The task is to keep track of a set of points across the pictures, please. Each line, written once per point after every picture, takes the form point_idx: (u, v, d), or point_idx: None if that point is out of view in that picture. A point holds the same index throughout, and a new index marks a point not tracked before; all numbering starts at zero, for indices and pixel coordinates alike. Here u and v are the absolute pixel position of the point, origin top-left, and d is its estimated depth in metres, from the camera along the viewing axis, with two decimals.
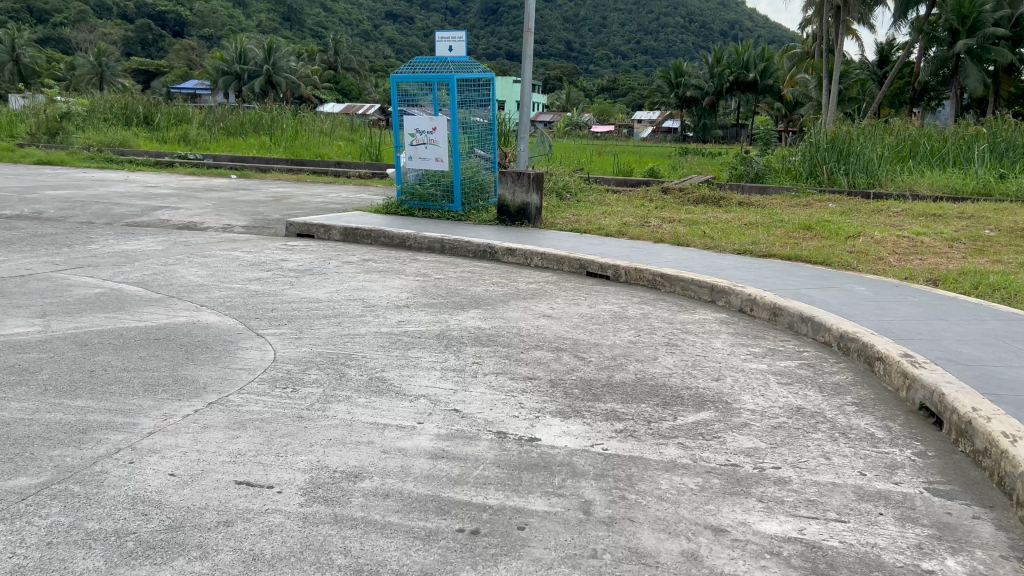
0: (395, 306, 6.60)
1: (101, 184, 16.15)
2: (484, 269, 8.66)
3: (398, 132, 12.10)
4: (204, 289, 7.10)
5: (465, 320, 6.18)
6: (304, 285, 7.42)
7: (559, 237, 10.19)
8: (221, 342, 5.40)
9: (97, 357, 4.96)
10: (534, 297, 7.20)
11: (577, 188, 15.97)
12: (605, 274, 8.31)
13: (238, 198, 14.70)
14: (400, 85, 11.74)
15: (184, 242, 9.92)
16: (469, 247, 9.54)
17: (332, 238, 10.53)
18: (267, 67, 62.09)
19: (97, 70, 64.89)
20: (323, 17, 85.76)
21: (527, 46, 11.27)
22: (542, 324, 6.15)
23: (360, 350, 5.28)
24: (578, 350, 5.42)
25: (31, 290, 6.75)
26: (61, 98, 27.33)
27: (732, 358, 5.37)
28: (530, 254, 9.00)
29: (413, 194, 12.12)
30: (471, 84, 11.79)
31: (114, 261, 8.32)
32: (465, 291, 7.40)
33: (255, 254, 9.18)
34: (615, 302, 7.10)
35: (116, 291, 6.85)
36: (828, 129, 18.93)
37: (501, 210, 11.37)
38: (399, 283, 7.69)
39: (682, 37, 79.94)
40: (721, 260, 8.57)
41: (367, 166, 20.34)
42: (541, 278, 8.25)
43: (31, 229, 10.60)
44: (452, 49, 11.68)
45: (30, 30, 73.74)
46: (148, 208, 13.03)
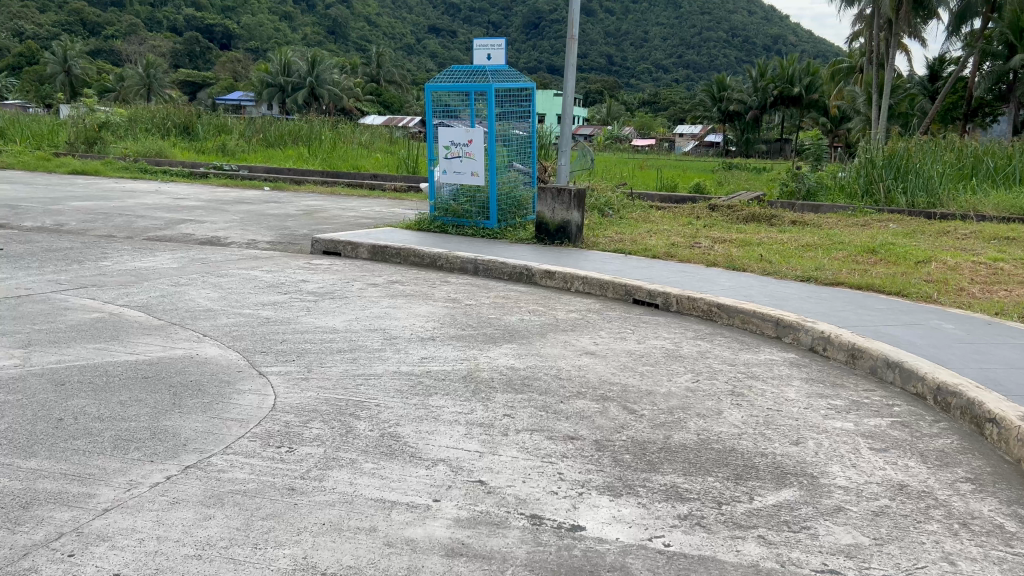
0: (420, 339, 5.87)
1: (130, 195, 15.74)
2: (520, 294, 7.93)
3: (432, 144, 11.45)
4: (212, 314, 6.45)
5: (499, 358, 5.44)
6: (321, 311, 6.74)
7: (602, 258, 9.41)
8: (217, 383, 4.70)
9: (69, 401, 4.27)
10: (577, 329, 6.43)
11: (620, 204, 15.18)
12: (654, 302, 7.51)
13: (266, 211, 14.15)
14: (437, 95, 11.08)
15: (203, 259, 9.33)
16: (504, 269, 8.80)
17: (359, 257, 9.87)
18: (311, 79, 62.39)
19: (144, 81, 65.46)
20: (367, 31, 86.28)
21: (570, 54, 10.43)
22: (586, 364, 5.38)
23: (372, 395, 4.54)
24: (627, 399, 4.63)
25: (22, 315, 6.15)
26: (100, 108, 27.25)
27: (810, 415, 4.54)
28: (570, 278, 8.24)
29: (446, 210, 11.44)
30: (511, 95, 11.08)
31: (122, 281, 7.73)
32: (498, 321, 6.65)
33: (275, 273, 8.55)
34: (667, 337, 6.31)
35: (115, 317, 6.22)
36: (883, 145, 17.90)
37: (539, 228, 10.62)
38: (425, 310, 6.97)
39: (726, 51, 78.75)
40: (784, 287, 7.73)
41: (403, 179, 19.72)
42: (582, 305, 7.47)
43: (47, 243, 10.09)
44: (491, 58, 11.01)
45: (83, 43, 75.38)
46: (172, 221, 12.52)
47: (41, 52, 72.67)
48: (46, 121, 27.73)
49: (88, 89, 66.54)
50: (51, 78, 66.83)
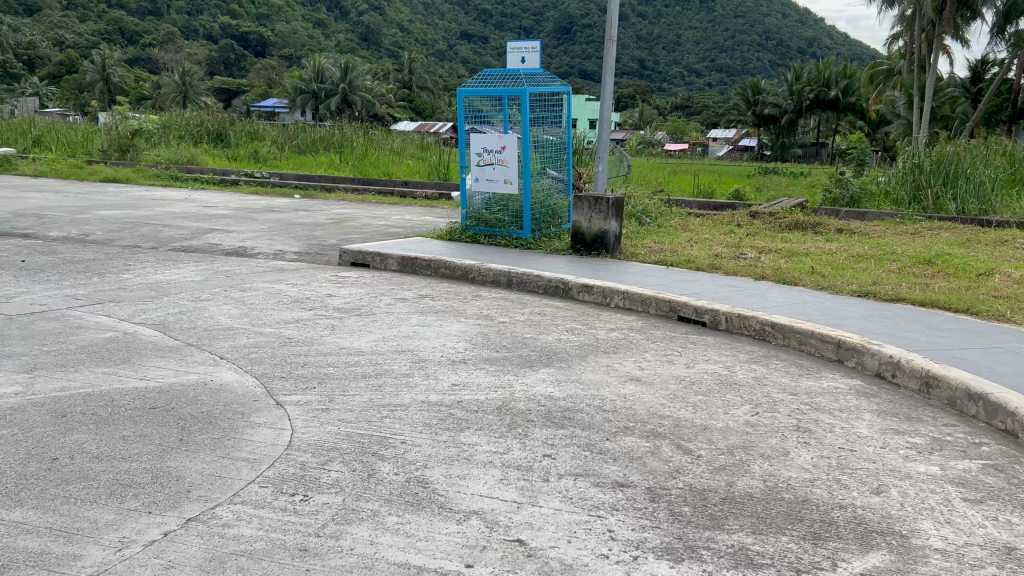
0: (451, 363, 5.44)
1: (159, 203, 15.54)
2: (556, 310, 7.48)
3: (464, 151, 11.06)
4: (231, 333, 6.08)
5: (537, 385, 5.00)
6: (346, 330, 6.33)
7: (643, 271, 8.93)
8: (229, 415, 4.29)
9: (66, 436, 3.89)
10: (621, 351, 5.97)
11: (657, 212, 14.68)
12: (701, 320, 7.03)
13: (295, 219, 13.86)
14: (469, 100, 10.72)
15: (227, 271, 9.01)
16: (539, 283, 8.36)
17: (388, 268, 9.49)
18: (344, 86, 62.53)
19: (180, 89, 65.95)
20: (400, 37, 86.53)
21: (608, 55, 9.97)
22: (632, 393, 4.91)
23: (398, 431, 4.12)
24: (680, 437, 4.17)
25: (32, 334, 5.82)
26: (134, 115, 27.28)
27: (890, 457, 4.05)
28: (610, 293, 7.77)
29: (478, 219, 11.03)
30: (546, 100, 10.66)
31: (141, 296, 7.40)
32: (534, 341, 6.18)
33: (300, 287, 8.18)
34: (718, 360, 5.84)
35: (129, 337, 5.86)
36: (931, 148, 17.18)
37: (576, 239, 10.15)
38: (457, 328, 6.53)
39: (760, 55, 77.66)
40: (842, 305, 7.24)
41: (435, 186, 19.35)
42: (624, 323, 6.99)
43: (70, 254, 9.85)
44: (525, 61, 10.61)
45: (121, 51, 76.37)
46: (200, 230, 12.24)
47: (80, 60, 73.63)
48: (82, 128, 27.83)
49: (126, 96, 67.36)
50: (89, 86, 67.71)
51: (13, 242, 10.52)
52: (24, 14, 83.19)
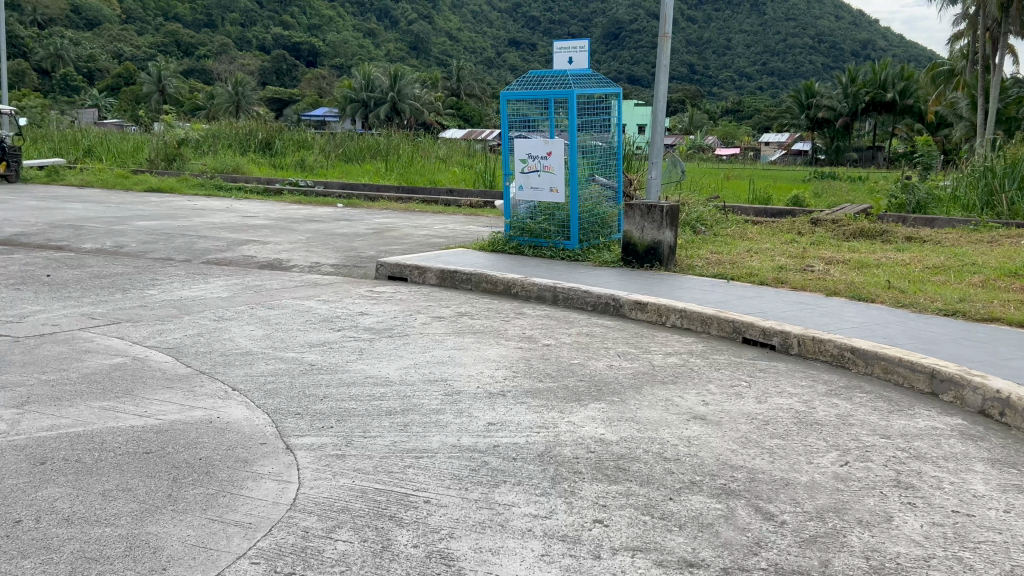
0: (487, 396, 4.80)
1: (198, 213, 15.22)
2: (607, 330, 6.80)
3: (508, 157, 10.46)
4: (248, 359, 5.53)
5: (587, 425, 4.34)
6: (374, 355, 5.75)
7: (702, 285, 8.23)
8: (230, 464, 3.71)
9: (38, 490, 3.36)
10: (680, 382, 5.28)
11: (712, 220, 13.95)
12: (769, 343, 6.33)
13: (335, 230, 13.41)
14: (513, 104, 10.14)
15: (257, 286, 8.52)
16: (587, 299, 7.70)
17: (426, 283, 8.93)
18: (393, 94, 62.52)
19: (233, 99, 66.33)
20: (448, 46, 86.65)
21: (663, 53, 9.26)
22: (696, 436, 4.24)
23: (422, 486, 3.49)
24: (759, 497, 3.51)
25: (34, 359, 5.34)
26: (183, 125, 27.27)
27: (1021, 525, 3.31)
28: (665, 311, 7.07)
29: (522, 229, 10.39)
30: (595, 102, 10.02)
31: (162, 314, 6.92)
32: (583, 368, 5.52)
33: (331, 304, 7.64)
34: (794, 393, 5.12)
35: (138, 363, 5.36)
36: (1004, 150, 16.10)
37: (627, 250, 9.46)
38: (496, 353, 5.89)
39: (813, 58, 75.79)
40: (928, 325, 6.47)
41: (480, 194, 18.79)
42: (683, 346, 6.28)
43: (99, 268, 9.47)
44: (572, 61, 10.02)
45: (176, 63, 77.55)
46: (235, 242, 11.82)
47: (137, 72, 74.71)
48: (132, 138, 27.90)
49: (180, 107, 68.35)
50: (146, 98, 68.65)
51: (44, 255, 10.21)
52: (85, 28, 84.97)
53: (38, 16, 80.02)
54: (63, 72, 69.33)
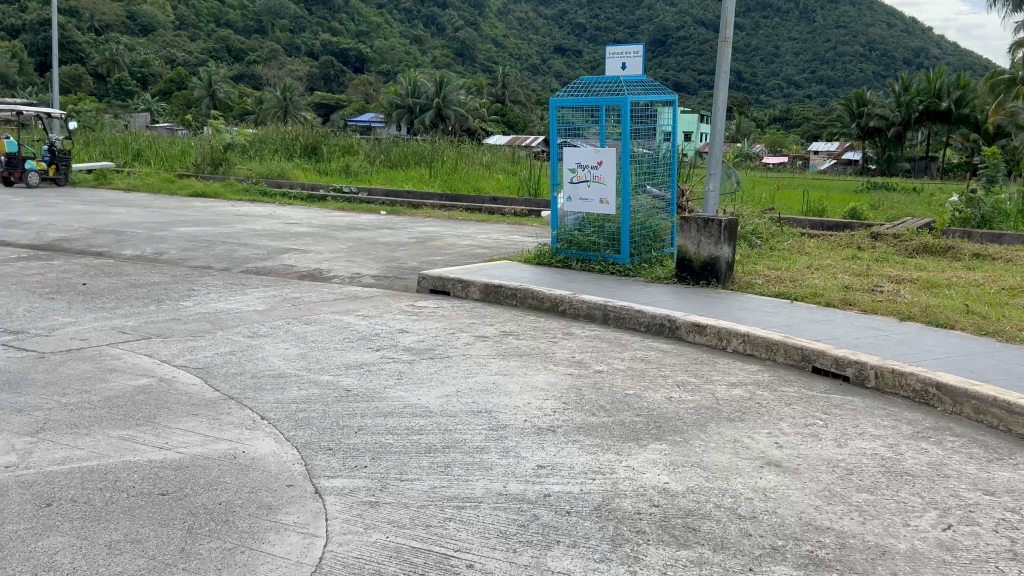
0: (535, 433, 4.36)
1: (241, 220, 15.04)
2: (663, 354, 6.32)
3: (556, 166, 10.02)
4: (280, 383, 5.17)
5: (647, 472, 3.89)
6: (413, 380, 5.35)
7: (764, 306, 7.71)
8: (253, 511, 3.34)
9: (38, 541, 3.01)
10: (748, 420, 4.81)
11: (768, 232, 13.40)
12: (843, 374, 5.82)
13: (377, 239, 13.10)
14: (562, 111, 9.72)
15: (295, 299, 8.21)
16: (640, 319, 7.22)
17: (469, 297, 8.52)
18: (438, 100, 62.43)
19: (281, 104, 66.73)
20: (494, 53, 86.62)
21: (722, 59, 8.73)
22: (773, 488, 3.78)
23: (466, 545, 3.08)
24: (854, 570, 3.03)
25: (57, 378, 5.04)
26: (229, 130, 27.32)
27: None
28: (726, 335, 6.58)
29: (570, 241, 9.93)
30: (650, 110, 9.54)
31: (195, 329, 6.63)
32: (639, 400, 5.06)
33: (370, 319, 7.29)
34: (877, 436, 4.61)
35: (164, 385, 5.03)
36: None
37: (681, 266, 8.96)
38: (545, 379, 5.46)
39: (864, 66, 74.21)
40: (1020, 358, 5.91)
41: (525, 203, 18.38)
42: (747, 376, 5.79)
43: (137, 277, 9.25)
44: (625, 67, 9.66)
45: (227, 68, 78.48)
46: (276, 250, 11.58)
47: (189, 77, 75.68)
48: (179, 143, 28.02)
49: (231, 111, 69.03)
50: (196, 102, 69.44)
51: (83, 262, 10.04)
52: (139, 34, 86.40)
53: (95, 22, 81.57)
54: (117, 76, 70.43)
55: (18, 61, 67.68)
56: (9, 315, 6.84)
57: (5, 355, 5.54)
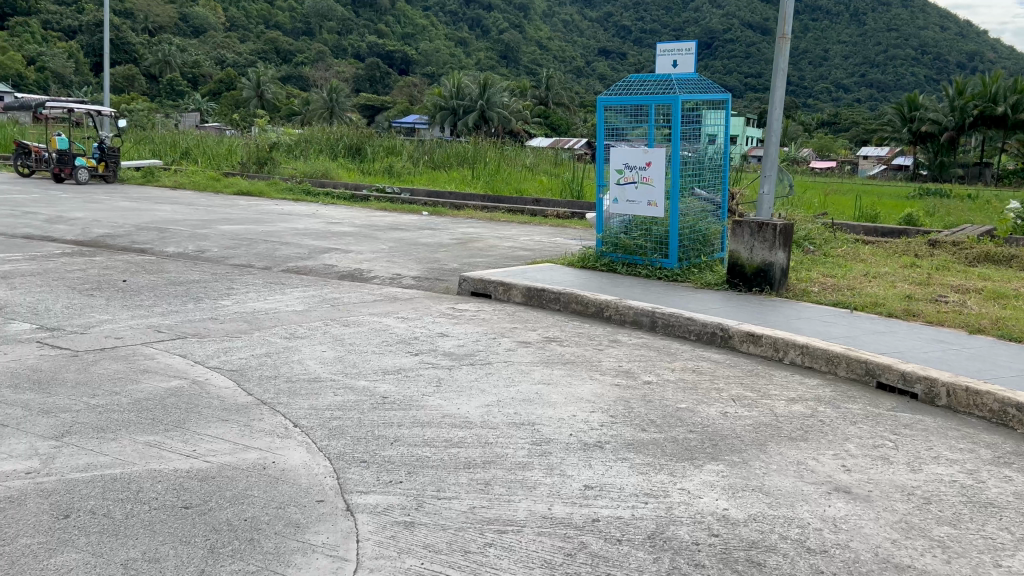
0: (582, 449, 4.08)
1: (283, 218, 14.99)
2: (716, 365, 6.00)
3: (603, 167, 9.70)
4: (315, 388, 4.95)
5: (705, 497, 3.59)
6: (453, 388, 5.09)
7: (821, 316, 7.35)
8: (280, 529, 3.11)
9: (50, 557, 2.82)
10: (811, 440, 4.48)
11: (821, 238, 12.93)
12: (911, 391, 5.47)
13: (418, 239, 12.91)
14: (610, 110, 9.42)
15: (335, 299, 8.03)
16: (690, 327, 6.89)
17: (511, 301, 8.26)
18: (482, 102, 62.33)
19: (327, 105, 67.18)
20: (538, 55, 86.26)
21: (779, 56, 8.37)
22: (844, 518, 3.46)
23: None
24: None
25: (88, 378, 4.89)
26: (274, 129, 27.46)
27: None
28: (783, 346, 6.25)
29: (615, 245, 9.62)
30: (702, 109, 9.21)
31: (231, 329, 6.47)
32: (692, 415, 4.75)
33: (410, 322, 7.06)
34: (955, 461, 4.24)
35: (195, 387, 4.84)
36: None
37: (733, 271, 8.59)
38: (590, 389, 5.17)
39: (917, 71, 72.43)
40: None
41: (568, 205, 18.07)
42: (808, 391, 5.44)
43: (178, 274, 9.17)
44: (677, 65, 9.38)
45: (274, 70, 79.32)
46: (317, 250, 11.45)
47: (237, 78, 76.59)
48: (226, 142, 28.24)
49: (277, 112, 69.73)
50: (244, 102, 70.19)
51: (125, 258, 9.99)
52: (190, 35, 87.75)
53: (148, 23, 83.01)
54: (169, 77, 71.62)
55: (74, 61, 69.03)
56: (47, 311, 6.74)
57: (39, 353, 5.40)
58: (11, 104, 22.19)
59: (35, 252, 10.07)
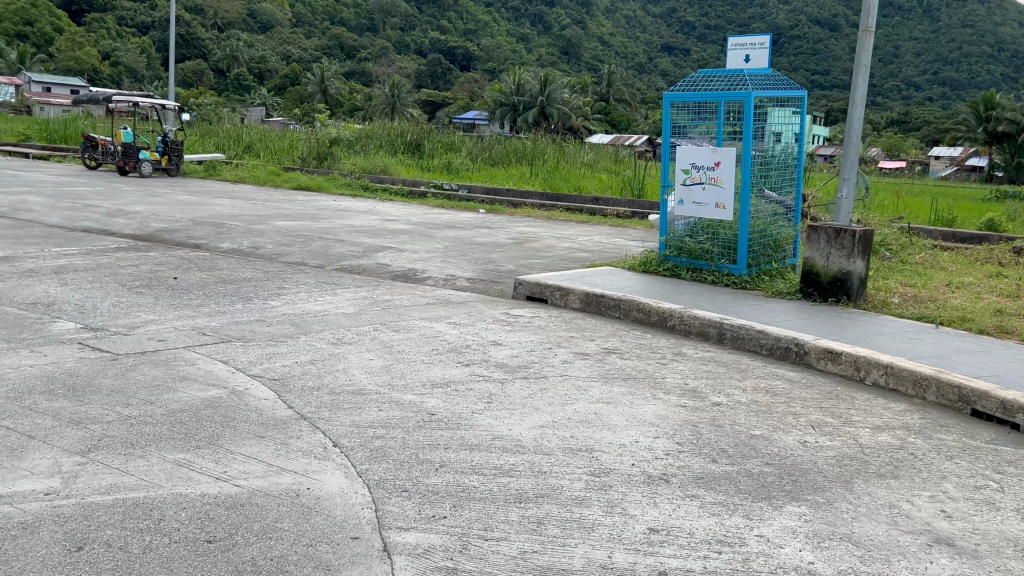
0: (645, 483, 3.69)
1: (340, 215, 14.86)
2: (791, 385, 5.53)
3: (668, 166, 9.22)
4: (359, 402, 4.65)
5: (786, 547, 3.17)
6: (505, 405, 4.73)
7: (905, 330, 6.81)
8: (308, 573, 2.80)
9: None
10: (903, 478, 4.00)
11: (897, 243, 12.22)
12: (1011, 422, 4.99)
13: (474, 238, 12.59)
14: (677, 107, 8.96)
15: (386, 302, 7.75)
16: (761, 341, 6.41)
17: (568, 307, 7.87)
18: (543, 99, 61.91)
19: (389, 101, 67.51)
20: (600, 50, 85.39)
21: (864, 50, 7.81)
22: None
23: None
24: None
25: (124, 385, 4.67)
26: (335, 124, 27.50)
27: None
28: (865, 365, 5.76)
29: (679, 249, 9.14)
30: (775, 106, 8.72)
31: (278, 333, 6.22)
32: (767, 445, 4.31)
33: (463, 329, 6.73)
34: None
35: (233, 398, 4.58)
36: None
37: (807, 280, 8.07)
38: (654, 411, 4.76)
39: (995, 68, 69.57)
40: None
41: (628, 203, 17.62)
42: (895, 418, 4.95)
43: (229, 271, 9.01)
44: (749, 60, 8.82)
45: (338, 65, 80.11)
46: (372, 248, 11.24)
47: (302, 73, 77.49)
48: (287, 136, 28.41)
49: (340, 107, 70.32)
50: (308, 97, 70.95)
51: (179, 254, 9.90)
52: (257, 31, 89.23)
53: (217, 19, 84.62)
54: (236, 72, 72.93)
55: (146, 56, 70.69)
56: (93, 310, 6.60)
57: (78, 356, 5.22)
58: (81, 98, 22.63)
59: (91, 246, 10.03)
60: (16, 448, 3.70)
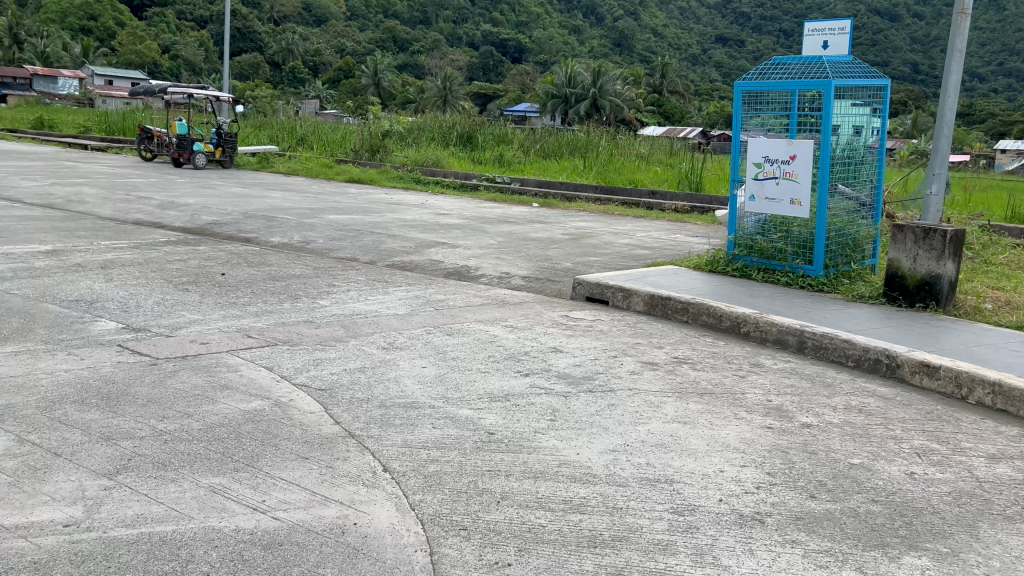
0: (738, 524, 3.21)
1: (391, 208, 14.55)
2: (887, 403, 4.97)
3: (738, 159, 8.63)
4: (411, 418, 4.25)
5: None
6: (570, 424, 4.28)
7: (1005, 340, 6.19)
8: None
9: None
10: None
11: (980, 243, 11.43)
12: None
13: (529, 234, 12.14)
14: (749, 97, 8.37)
15: (439, 302, 7.36)
16: (848, 351, 5.85)
17: (632, 309, 7.38)
18: (596, 91, 61.12)
19: (441, 93, 67.36)
20: (654, 42, 84.11)
21: (957, 35, 7.15)
22: None
23: None
24: None
25: (160, 395, 4.34)
26: (387, 117, 27.19)
27: None
28: (968, 382, 5.19)
29: (750, 247, 8.58)
30: (856, 96, 8.13)
31: (325, 335, 5.87)
32: (870, 477, 3.79)
33: (521, 333, 6.30)
34: None
35: (276, 411, 4.21)
36: None
37: (891, 283, 7.46)
38: (738, 433, 4.26)
39: None
40: None
41: (687, 197, 17.12)
42: (1012, 446, 4.37)
43: (278, 267, 8.71)
44: (827, 46, 8.23)
45: (391, 58, 80.27)
46: (424, 243, 10.87)
47: (355, 65, 77.79)
48: (340, 129, 28.27)
49: (393, 99, 70.35)
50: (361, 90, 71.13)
51: (228, 249, 9.65)
52: (312, 24, 89.95)
53: (273, 12, 85.54)
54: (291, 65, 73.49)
55: (204, 49, 71.67)
56: (137, 308, 6.35)
57: (116, 360, 4.92)
58: (138, 90, 22.76)
59: (141, 239, 9.85)
60: (40, 468, 3.39)
